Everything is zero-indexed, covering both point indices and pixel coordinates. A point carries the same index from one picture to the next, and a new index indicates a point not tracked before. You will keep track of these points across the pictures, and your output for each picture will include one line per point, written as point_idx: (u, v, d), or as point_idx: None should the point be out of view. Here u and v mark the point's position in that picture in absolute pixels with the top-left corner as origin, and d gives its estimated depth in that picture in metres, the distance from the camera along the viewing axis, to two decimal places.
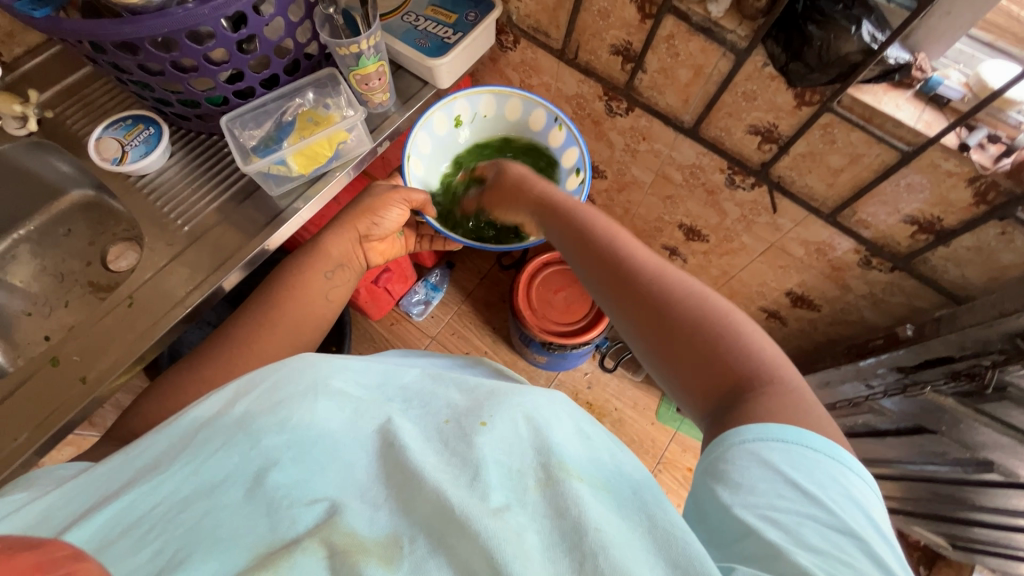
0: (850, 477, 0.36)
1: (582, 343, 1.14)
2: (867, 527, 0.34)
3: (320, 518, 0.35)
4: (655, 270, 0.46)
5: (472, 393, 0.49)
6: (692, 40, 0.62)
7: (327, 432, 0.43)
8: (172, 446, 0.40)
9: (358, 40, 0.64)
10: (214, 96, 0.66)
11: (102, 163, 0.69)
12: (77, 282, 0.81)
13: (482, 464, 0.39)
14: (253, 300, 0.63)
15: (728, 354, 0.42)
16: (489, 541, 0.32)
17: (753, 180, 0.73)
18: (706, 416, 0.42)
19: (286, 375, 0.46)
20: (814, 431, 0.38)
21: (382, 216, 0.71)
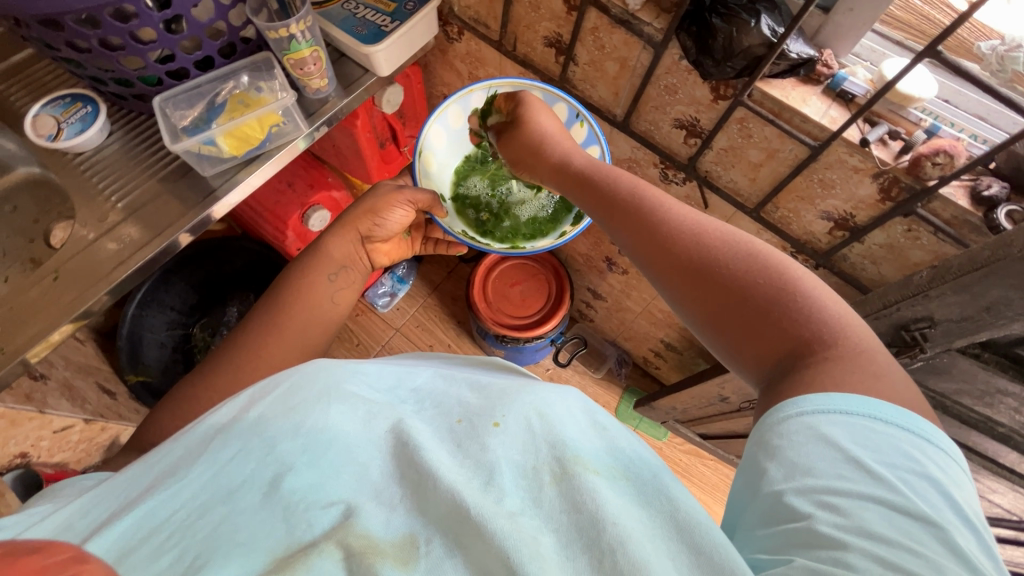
0: (926, 452, 0.35)
1: (536, 336, 1.15)
2: (948, 514, 0.33)
3: (337, 521, 0.37)
4: (714, 245, 0.46)
5: (483, 391, 0.50)
6: (614, 32, 0.63)
7: (341, 434, 0.43)
8: (188, 451, 0.41)
9: (287, 23, 0.65)
10: (148, 76, 0.67)
11: (37, 139, 0.70)
12: (20, 258, 0.81)
13: (496, 468, 0.40)
14: (258, 308, 0.64)
15: (791, 319, 0.42)
16: (505, 544, 0.33)
17: (684, 175, 0.73)
18: (766, 380, 0.43)
19: (299, 379, 0.47)
20: (885, 398, 0.37)
21: (386, 217, 0.73)
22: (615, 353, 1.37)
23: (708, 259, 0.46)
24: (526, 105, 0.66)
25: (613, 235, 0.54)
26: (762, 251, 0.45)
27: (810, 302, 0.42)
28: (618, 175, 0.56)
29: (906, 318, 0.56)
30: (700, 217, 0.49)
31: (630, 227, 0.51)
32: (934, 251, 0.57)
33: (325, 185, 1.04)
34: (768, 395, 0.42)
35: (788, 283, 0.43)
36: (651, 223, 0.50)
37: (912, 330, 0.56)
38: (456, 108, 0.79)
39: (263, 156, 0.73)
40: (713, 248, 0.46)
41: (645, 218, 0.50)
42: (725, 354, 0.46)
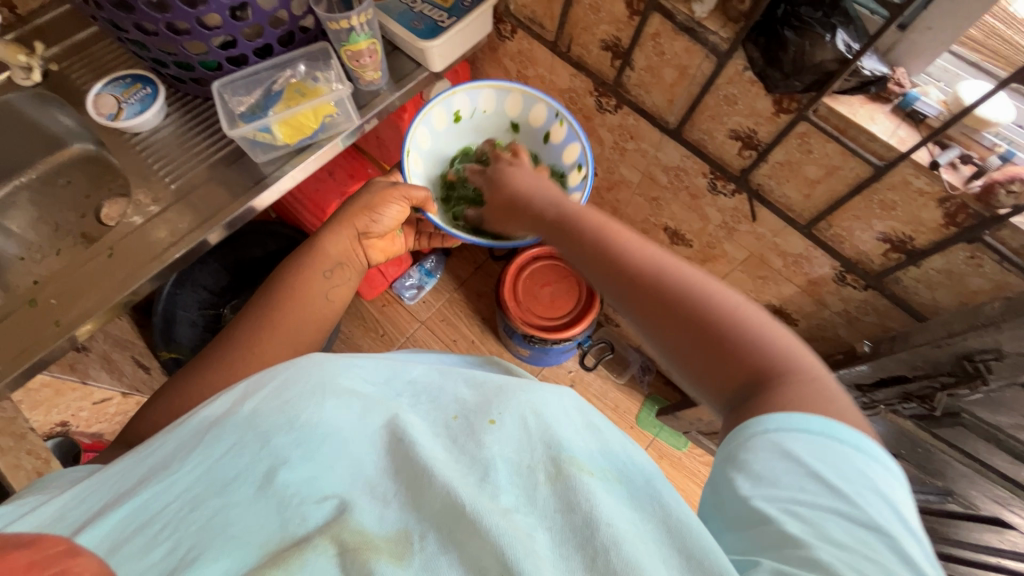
0: (875, 468, 0.36)
1: (565, 338, 1.14)
2: (896, 525, 0.34)
3: (330, 516, 0.37)
4: (670, 269, 0.44)
5: (482, 388, 0.50)
6: (677, 39, 0.62)
7: (336, 429, 0.44)
8: (182, 444, 0.42)
9: (348, 15, 0.66)
10: (208, 61, 0.68)
11: (98, 118, 0.72)
12: (71, 232, 0.84)
13: (491, 464, 0.40)
14: (248, 315, 0.62)
15: (743, 350, 0.41)
16: (498, 539, 0.33)
17: (734, 187, 0.72)
18: (726, 408, 0.42)
19: (294, 373, 0.47)
20: (840, 420, 0.37)
21: (381, 214, 0.71)
22: (639, 360, 1.37)
23: (664, 288, 0.43)
24: (509, 165, 0.68)
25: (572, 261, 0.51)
26: (717, 282, 0.43)
27: (764, 330, 0.42)
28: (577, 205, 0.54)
29: (969, 348, 0.56)
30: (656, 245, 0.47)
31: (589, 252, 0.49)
32: (997, 281, 0.56)
33: (365, 177, 1.03)
34: (731, 423, 0.40)
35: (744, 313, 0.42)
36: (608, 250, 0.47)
37: (976, 360, 0.56)
38: (441, 111, 0.82)
39: (314, 145, 0.74)
40: (667, 274, 0.44)
41: (604, 245, 0.48)
42: (685, 381, 0.45)
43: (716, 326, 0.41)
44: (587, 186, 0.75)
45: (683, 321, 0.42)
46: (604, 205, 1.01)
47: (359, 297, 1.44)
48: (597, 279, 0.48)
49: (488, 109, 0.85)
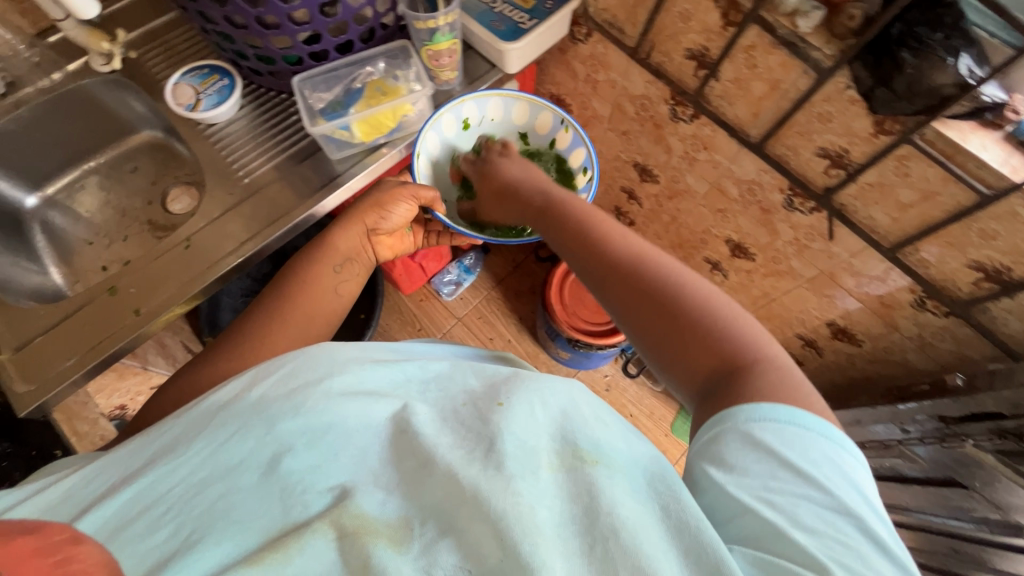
0: (847, 458, 0.37)
1: (609, 344, 1.14)
2: (862, 507, 0.35)
3: (331, 504, 0.36)
4: (652, 263, 0.47)
5: (490, 378, 0.48)
6: (773, 53, 0.60)
7: (341, 418, 0.41)
8: (187, 429, 0.40)
9: (435, 15, 0.65)
10: (291, 56, 0.67)
11: (176, 108, 0.72)
12: (138, 219, 0.84)
13: (496, 440, 0.39)
14: (252, 318, 0.57)
15: (714, 337, 0.42)
16: (501, 521, 0.33)
17: (814, 205, 0.71)
18: (695, 399, 0.42)
19: (302, 360, 0.45)
20: (807, 409, 0.38)
21: (391, 211, 0.68)
22: None
23: (646, 279, 0.46)
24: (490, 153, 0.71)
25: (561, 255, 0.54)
26: (694, 279, 0.45)
27: (736, 325, 0.43)
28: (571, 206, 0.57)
29: None
30: (648, 246, 0.49)
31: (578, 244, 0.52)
32: None
33: None
34: (701, 409, 0.41)
35: (717, 307, 0.44)
36: (599, 242, 0.50)
37: None
38: (452, 119, 0.76)
39: (389, 144, 0.73)
40: (647, 267, 0.46)
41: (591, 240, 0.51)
42: (659, 372, 0.45)
43: (690, 317, 0.43)
44: (593, 188, 0.74)
45: (658, 309, 0.44)
46: (662, 212, 0.99)
47: (398, 291, 1.44)
48: (583, 271, 0.50)
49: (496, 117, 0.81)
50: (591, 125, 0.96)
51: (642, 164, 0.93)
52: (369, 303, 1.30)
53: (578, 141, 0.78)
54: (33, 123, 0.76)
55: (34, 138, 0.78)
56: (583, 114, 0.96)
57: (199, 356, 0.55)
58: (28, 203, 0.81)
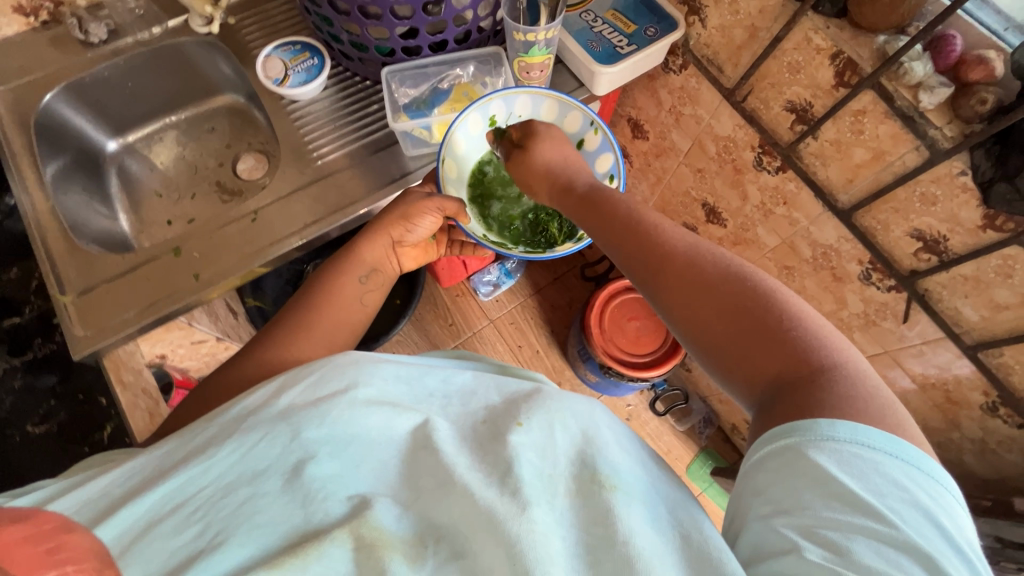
0: (921, 484, 0.34)
1: (640, 377, 1.11)
2: (934, 541, 0.33)
3: (347, 513, 0.36)
4: (711, 259, 0.46)
5: (510, 394, 0.49)
6: (885, 123, 0.57)
7: (364, 430, 0.41)
8: (220, 432, 0.39)
9: (536, 29, 0.63)
10: (384, 47, 0.67)
11: (265, 80, 0.73)
12: (207, 179, 0.86)
13: (513, 463, 0.39)
14: (278, 325, 0.57)
15: (780, 338, 0.41)
16: (516, 543, 0.34)
17: (894, 284, 0.67)
18: (756, 406, 0.42)
19: (330, 368, 0.45)
20: (877, 425, 0.36)
21: (416, 224, 0.65)
22: (702, 411, 1.32)
23: (702, 275, 0.45)
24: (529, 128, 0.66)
25: (610, 250, 0.53)
26: (757, 279, 0.44)
27: (808, 327, 0.42)
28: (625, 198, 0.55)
29: None
30: (698, 240, 0.49)
31: (628, 235, 0.51)
32: None
33: None
34: (762, 420, 0.41)
35: (783, 305, 0.43)
36: (651, 236, 0.50)
37: None
38: (478, 117, 0.68)
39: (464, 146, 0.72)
40: (705, 261, 0.46)
41: (645, 234, 0.50)
42: (718, 374, 0.45)
43: (756, 313, 0.42)
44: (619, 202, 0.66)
45: (725, 307, 0.43)
46: None
47: (435, 283, 1.44)
48: (630, 253, 0.50)
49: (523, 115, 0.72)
50: (666, 156, 0.93)
51: (711, 205, 0.90)
52: (407, 292, 1.30)
53: (604, 146, 0.70)
54: (127, 72, 0.78)
55: (125, 87, 0.80)
56: (659, 143, 0.93)
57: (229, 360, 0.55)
58: (109, 147, 0.84)
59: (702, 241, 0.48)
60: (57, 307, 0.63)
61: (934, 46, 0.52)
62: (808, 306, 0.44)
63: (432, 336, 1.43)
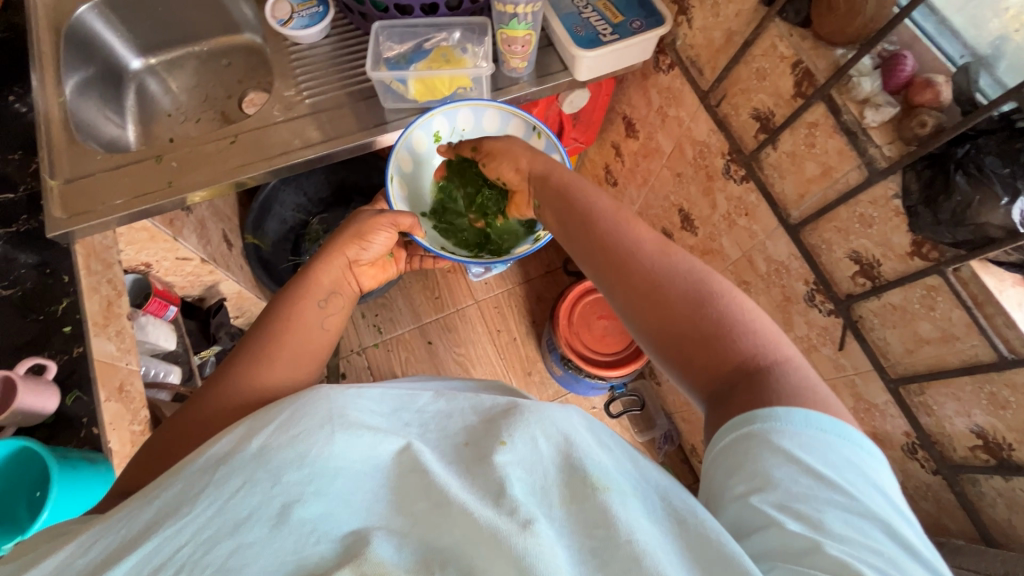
0: (866, 456, 0.35)
1: (599, 376, 1.11)
2: (888, 509, 0.33)
3: (345, 551, 0.32)
4: (673, 260, 0.46)
5: (487, 411, 0.43)
6: (833, 137, 0.57)
7: (345, 464, 0.36)
8: (185, 488, 0.34)
9: (517, 2, 0.66)
10: (379, 2, 0.73)
11: (270, 20, 0.78)
12: (214, 108, 0.93)
13: (505, 483, 0.35)
14: (231, 360, 0.51)
15: (727, 339, 0.42)
16: (524, 557, 0.31)
17: (832, 307, 0.66)
18: (705, 402, 0.42)
19: (303, 404, 0.39)
20: (822, 409, 0.37)
21: (371, 241, 0.66)
22: (665, 428, 1.27)
23: (651, 276, 0.46)
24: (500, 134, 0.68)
25: (576, 255, 0.53)
26: (705, 276, 0.45)
27: (753, 329, 0.42)
28: (586, 195, 0.55)
29: None
30: (652, 240, 0.49)
31: (591, 239, 0.51)
32: None
33: None
34: (712, 416, 0.41)
35: (736, 308, 0.43)
36: (607, 237, 0.50)
37: None
38: (420, 135, 0.73)
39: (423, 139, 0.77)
40: (654, 264, 0.46)
41: (603, 234, 0.50)
42: (668, 371, 0.45)
43: (704, 314, 0.43)
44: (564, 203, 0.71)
45: (676, 306, 0.43)
46: None
47: None
48: (588, 253, 0.51)
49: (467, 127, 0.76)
50: (652, 157, 0.94)
51: (686, 212, 0.90)
52: None
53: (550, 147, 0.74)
54: None
55: (154, 12, 0.87)
56: (646, 144, 0.94)
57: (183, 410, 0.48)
58: (133, 65, 0.92)
59: (655, 242, 0.48)
60: (44, 188, 0.70)
61: (887, 63, 0.52)
62: (756, 307, 0.44)
63: (416, 306, 1.47)
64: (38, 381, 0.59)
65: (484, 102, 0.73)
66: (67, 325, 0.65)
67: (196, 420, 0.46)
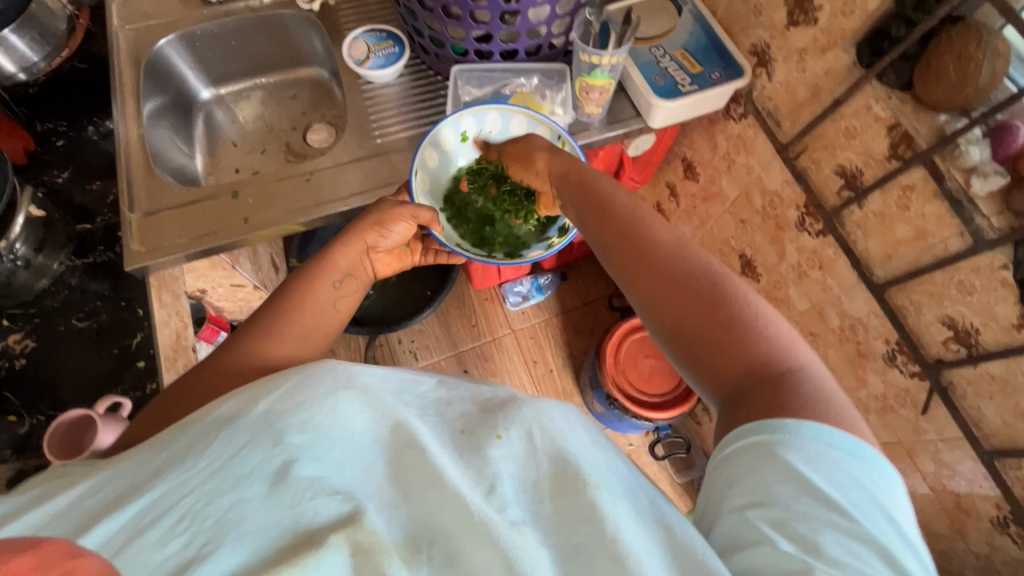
0: (875, 480, 0.36)
1: (646, 417, 1.09)
2: (890, 535, 0.34)
3: (342, 516, 0.35)
4: (686, 258, 0.47)
5: (485, 403, 0.51)
6: (932, 202, 0.56)
7: (346, 432, 0.42)
8: (194, 444, 0.38)
9: (602, 53, 0.66)
10: (459, 46, 0.72)
11: (347, 59, 0.79)
12: (279, 139, 0.94)
13: (497, 479, 0.41)
14: (244, 332, 0.53)
15: (745, 340, 0.43)
16: (508, 548, 0.35)
17: (917, 370, 0.64)
18: (721, 402, 0.44)
19: (309, 375, 0.44)
20: (837, 426, 0.38)
21: (391, 230, 0.64)
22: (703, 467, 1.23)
23: (671, 274, 0.47)
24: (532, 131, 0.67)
25: (593, 244, 0.53)
26: (722, 273, 0.46)
27: (771, 328, 0.44)
28: (609, 189, 0.55)
29: None
30: (670, 236, 0.50)
31: (610, 232, 0.52)
32: None
33: None
34: (728, 417, 0.42)
35: (753, 307, 0.44)
36: (625, 232, 0.51)
37: None
38: (449, 133, 0.72)
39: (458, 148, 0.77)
40: (674, 260, 0.47)
41: (625, 228, 0.51)
42: (685, 369, 0.47)
43: (725, 313, 0.44)
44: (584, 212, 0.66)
45: (697, 304, 0.45)
46: None
47: (468, 283, 1.47)
48: (603, 244, 0.52)
49: (495, 131, 0.75)
50: (712, 201, 0.93)
51: (748, 257, 0.89)
52: (438, 284, 1.36)
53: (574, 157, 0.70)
54: (231, 32, 0.86)
55: (227, 45, 0.88)
56: (707, 188, 0.93)
57: (187, 372, 0.52)
58: (202, 95, 0.93)
59: (673, 238, 0.49)
60: (124, 222, 0.70)
61: (996, 133, 0.50)
62: (771, 307, 0.45)
63: (453, 333, 1.46)
64: (113, 419, 0.59)
65: (516, 106, 0.72)
66: (141, 360, 0.65)
67: (212, 381, 0.49)
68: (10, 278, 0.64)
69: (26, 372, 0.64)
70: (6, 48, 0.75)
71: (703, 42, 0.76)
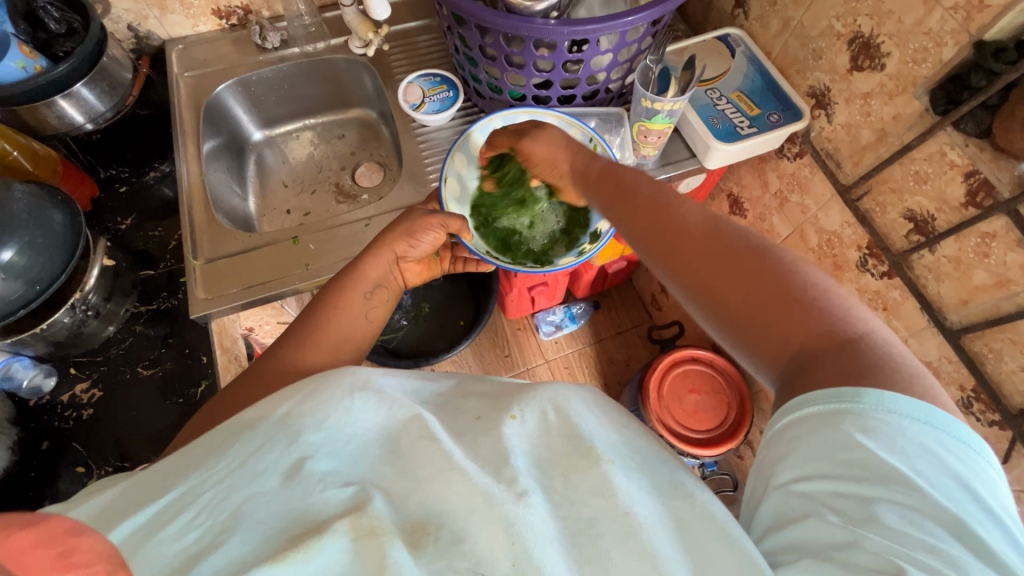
0: (949, 447, 0.33)
1: (691, 454, 1.08)
2: (963, 503, 0.31)
3: (349, 504, 0.35)
4: (727, 236, 0.45)
5: (501, 388, 0.48)
6: (1015, 251, 0.55)
7: (360, 433, 0.41)
8: (214, 445, 0.38)
9: (662, 100, 0.66)
10: (517, 92, 0.73)
11: (403, 103, 0.80)
12: (328, 180, 0.95)
13: (509, 454, 0.40)
14: (281, 343, 0.54)
15: (796, 309, 0.40)
16: (514, 525, 0.35)
17: (997, 420, 0.62)
18: (778, 380, 0.41)
19: (326, 376, 0.43)
20: (902, 392, 0.35)
21: (419, 240, 0.63)
22: None
23: (710, 250, 0.45)
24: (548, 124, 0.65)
25: (627, 233, 0.52)
26: (766, 244, 0.44)
27: (826, 294, 0.40)
28: (642, 179, 0.54)
29: None
30: (707, 213, 0.48)
31: (645, 214, 0.50)
32: None
33: None
34: (783, 394, 0.39)
35: (801, 275, 0.41)
36: (658, 215, 0.49)
37: None
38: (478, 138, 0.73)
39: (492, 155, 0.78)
40: (711, 235, 0.45)
41: (660, 209, 0.50)
42: (735, 348, 0.44)
43: (771, 282, 0.41)
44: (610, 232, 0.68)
45: (739, 278, 0.42)
46: None
47: (501, 312, 1.47)
48: (639, 225, 0.51)
49: None
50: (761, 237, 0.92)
51: None
52: (472, 316, 1.36)
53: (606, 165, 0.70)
54: (286, 77, 0.88)
55: (281, 89, 0.90)
56: (756, 224, 0.92)
57: (228, 386, 0.51)
58: (255, 137, 0.95)
59: (710, 215, 0.47)
60: (188, 270, 0.70)
61: None
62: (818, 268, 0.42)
63: (485, 363, 1.45)
64: None
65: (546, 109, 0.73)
66: None
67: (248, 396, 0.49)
68: (80, 328, 0.65)
69: (92, 423, 0.65)
70: (77, 101, 0.74)
71: (759, 84, 0.77)
